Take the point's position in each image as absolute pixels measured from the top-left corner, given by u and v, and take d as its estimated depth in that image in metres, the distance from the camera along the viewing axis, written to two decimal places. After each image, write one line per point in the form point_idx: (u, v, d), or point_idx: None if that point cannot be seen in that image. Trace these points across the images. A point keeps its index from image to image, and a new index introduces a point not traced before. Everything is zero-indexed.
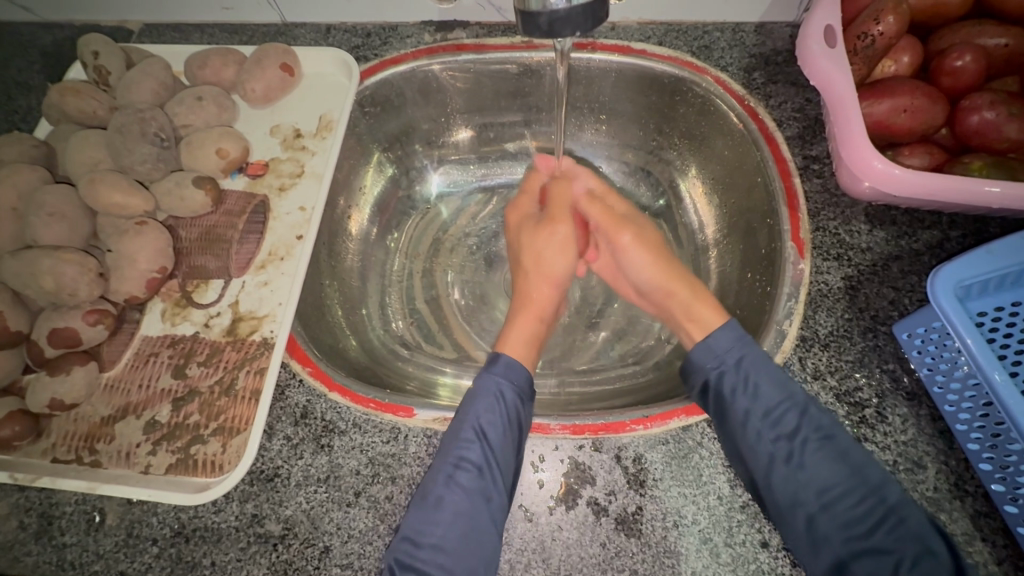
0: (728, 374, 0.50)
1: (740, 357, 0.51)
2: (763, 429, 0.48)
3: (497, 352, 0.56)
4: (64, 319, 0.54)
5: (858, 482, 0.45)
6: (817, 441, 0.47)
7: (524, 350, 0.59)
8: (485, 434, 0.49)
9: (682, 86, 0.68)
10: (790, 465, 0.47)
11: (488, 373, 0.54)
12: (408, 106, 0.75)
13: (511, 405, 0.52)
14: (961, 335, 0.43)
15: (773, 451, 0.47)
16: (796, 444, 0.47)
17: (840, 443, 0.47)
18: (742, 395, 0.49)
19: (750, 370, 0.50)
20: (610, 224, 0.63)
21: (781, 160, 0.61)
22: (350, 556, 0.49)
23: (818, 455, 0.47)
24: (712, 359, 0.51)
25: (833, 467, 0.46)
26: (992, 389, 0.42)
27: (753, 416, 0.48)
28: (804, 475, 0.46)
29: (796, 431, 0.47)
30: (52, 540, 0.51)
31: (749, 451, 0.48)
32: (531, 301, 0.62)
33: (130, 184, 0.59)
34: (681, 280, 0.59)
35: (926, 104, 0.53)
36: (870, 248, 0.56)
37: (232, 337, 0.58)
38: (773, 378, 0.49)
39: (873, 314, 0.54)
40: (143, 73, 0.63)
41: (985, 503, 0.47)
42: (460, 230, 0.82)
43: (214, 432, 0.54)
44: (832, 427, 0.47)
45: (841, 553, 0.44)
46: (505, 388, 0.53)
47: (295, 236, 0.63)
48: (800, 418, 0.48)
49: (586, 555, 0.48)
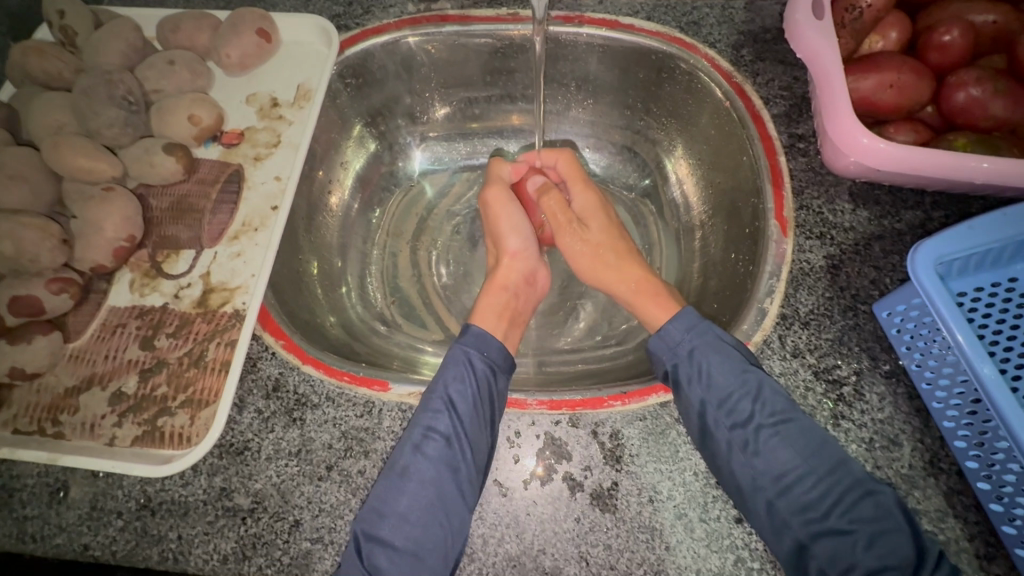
0: (682, 365, 0.51)
1: (691, 348, 0.52)
2: (720, 418, 0.49)
3: (469, 325, 0.58)
4: (26, 286, 0.52)
5: (812, 463, 0.46)
6: (772, 425, 0.48)
7: (493, 319, 0.60)
8: (453, 404, 0.50)
9: (669, 63, 0.67)
10: (746, 451, 0.47)
11: (458, 344, 0.56)
12: (391, 79, 0.73)
13: (481, 375, 0.53)
14: (952, 331, 0.42)
15: (731, 439, 0.48)
16: (751, 430, 0.48)
17: (796, 425, 0.47)
18: (697, 384, 0.50)
19: (702, 358, 0.51)
20: (558, 225, 0.66)
21: (767, 138, 0.60)
22: (321, 530, 0.48)
23: (773, 439, 0.47)
24: (667, 351, 0.53)
25: (789, 449, 0.47)
26: (980, 383, 0.41)
27: (709, 405, 0.49)
28: (761, 461, 0.47)
29: (751, 417, 0.48)
30: (13, 513, 0.49)
31: (705, 440, 0.48)
32: (493, 277, 0.64)
33: (96, 149, 0.57)
34: (631, 284, 0.61)
35: (912, 80, 0.53)
36: (854, 228, 0.56)
37: (203, 308, 0.56)
38: (726, 367, 0.50)
39: (853, 293, 0.53)
40: (111, 34, 0.61)
41: (959, 481, 0.47)
42: (444, 209, 0.80)
43: (182, 404, 0.52)
44: (788, 409, 0.48)
45: (801, 537, 0.45)
46: (475, 360, 0.54)
47: (269, 207, 0.61)
48: (753, 404, 0.48)
49: (560, 530, 0.47)
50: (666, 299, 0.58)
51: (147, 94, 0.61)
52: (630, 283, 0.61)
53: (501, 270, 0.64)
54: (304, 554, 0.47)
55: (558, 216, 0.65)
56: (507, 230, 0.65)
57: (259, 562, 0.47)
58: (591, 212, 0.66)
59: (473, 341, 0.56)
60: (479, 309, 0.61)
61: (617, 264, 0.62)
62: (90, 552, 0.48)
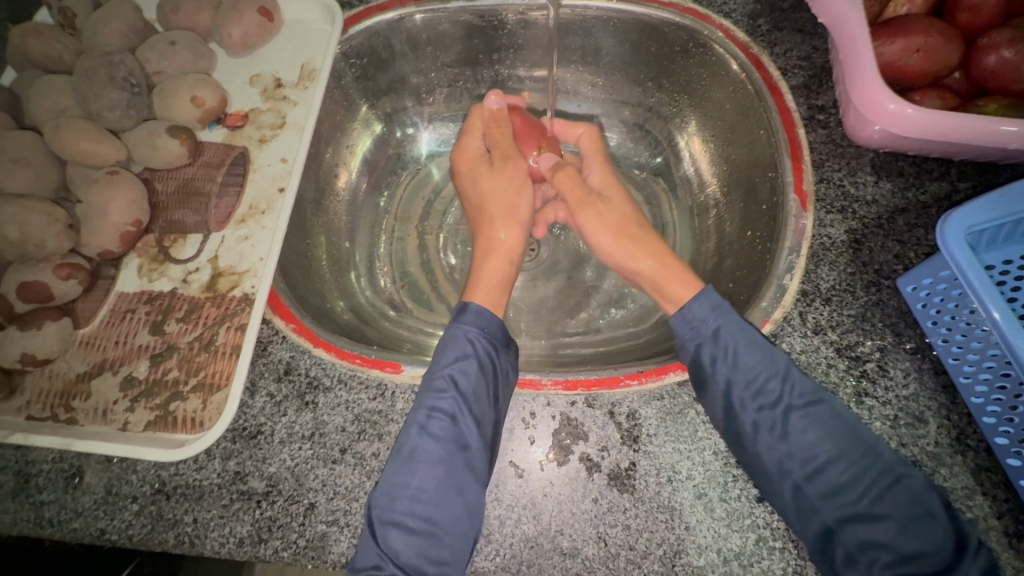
0: (706, 345, 0.49)
1: (717, 326, 0.49)
2: (745, 400, 0.47)
3: (467, 302, 0.55)
4: (34, 272, 0.52)
5: (843, 445, 0.45)
6: (801, 407, 0.46)
7: (497, 294, 0.59)
8: (456, 382, 0.49)
9: (682, 35, 0.64)
10: (774, 433, 0.46)
11: (457, 323, 0.53)
12: (397, 59, 0.71)
13: (481, 353, 0.51)
14: (986, 306, 0.40)
15: (757, 420, 0.46)
16: (779, 412, 0.47)
17: (826, 406, 0.46)
18: (722, 364, 0.48)
19: (728, 337, 0.49)
20: (575, 202, 0.63)
21: (785, 110, 0.58)
22: (336, 513, 0.47)
23: (802, 421, 0.46)
24: (689, 330, 0.50)
25: (817, 431, 0.45)
26: (1016, 359, 0.39)
27: (735, 385, 0.48)
28: (789, 444, 0.46)
29: (779, 399, 0.47)
30: (29, 499, 0.49)
31: (733, 420, 0.47)
32: (497, 246, 0.62)
33: (99, 132, 0.57)
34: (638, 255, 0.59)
35: (940, 44, 0.51)
36: (876, 200, 0.54)
37: (211, 292, 0.56)
38: (753, 346, 0.48)
39: (876, 268, 0.52)
40: (111, 14, 0.60)
41: (987, 458, 0.46)
42: (452, 192, 0.78)
43: (194, 389, 0.52)
44: (816, 390, 0.47)
45: (829, 521, 0.43)
46: (475, 338, 0.52)
47: (275, 189, 0.60)
48: (782, 385, 0.47)
49: (578, 511, 0.47)
50: (689, 277, 0.56)
51: (149, 75, 0.61)
52: (653, 256, 0.59)
53: (497, 252, 0.61)
54: (319, 537, 0.47)
55: (502, 148, 0.64)
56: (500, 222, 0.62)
57: (275, 545, 0.47)
58: (610, 191, 0.64)
59: (473, 319, 0.53)
60: (484, 283, 0.59)
61: (642, 240, 0.60)
62: (106, 536, 0.48)
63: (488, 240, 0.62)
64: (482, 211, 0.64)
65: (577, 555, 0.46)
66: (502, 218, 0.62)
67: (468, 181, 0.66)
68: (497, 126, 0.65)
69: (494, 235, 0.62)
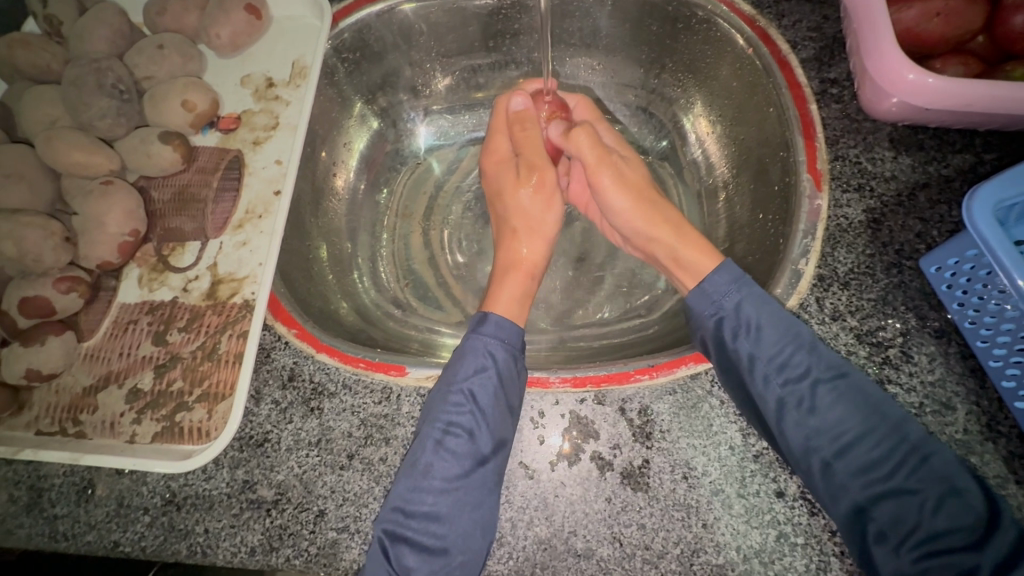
0: (727, 319, 0.48)
1: (739, 300, 0.48)
2: (769, 374, 0.46)
3: (487, 312, 0.54)
4: (34, 287, 0.52)
5: (872, 422, 0.43)
6: (829, 380, 0.44)
7: (517, 308, 0.58)
8: (474, 397, 0.48)
9: (683, 12, 0.62)
10: (801, 409, 0.44)
11: (477, 334, 0.52)
12: (390, 53, 0.68)
13: (503, 365, 0.50)
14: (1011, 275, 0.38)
15: (783, 397, 0.45)
16: (806, 387, 0.45)
17: (852, 380, 0.44)
18: (744, 339, 0.47)
19: (750, 311, 0.47)
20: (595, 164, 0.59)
21: (796, 85, 0.55)
22: (346, 519, 0.47)
23: (830, 396, 0.44)
24: (709, 305, 0.50)
25: (844, 407, 0.44)
26: None
27: (758, 360, 0.46)
28: (817, 420, 0.44)
29: (806, 372, 0.45)
30: (43, 513, 0.49)
31: (757, 397, 0.45)
32: (519, 262, 0.60)
33: (90, 142, 0.56)
34: (626, 193, 0.59)
35: (962, 6, 0.47)
36: (895, 177, 0.51)
37: (212, 301, 0.55)
38: (776, 320, 0.46)
39: (897, 248, 0.49)
40: (96, 20, 0.59)
41: (1019, 444, 0.44)
42: (454, 186, 0.76)
43: (199, 399, 0.52)
44: (842, 363, 0.45)
45: (858, 499, 0.42)
46: (495, 349, 0.51)
47: (272, 192, 0.59)
48: (809, 357, 0.45)
49: (590, 511, 0.45)
50: (705, 244, 0.55)
51: (138, 81, 0.59)
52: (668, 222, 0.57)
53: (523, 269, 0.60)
54: (330, 544, 0.46)
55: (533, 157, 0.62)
56: (523, 236, 0.62)
57: (286, 553, 0.46)
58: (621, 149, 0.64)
59: (493, 330, 0.52)
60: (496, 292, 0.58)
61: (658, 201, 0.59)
62: (120, 548, 0.48)
63: (509, 253, 0.61)
64: (506, 224, 0.63)
65: (592, 556, 0.45)
66: (525, 232, 0.62)
67: (492, 186, 0.65)
68: (521, 128, 0.63)
69: (515, 249, 0.61)
